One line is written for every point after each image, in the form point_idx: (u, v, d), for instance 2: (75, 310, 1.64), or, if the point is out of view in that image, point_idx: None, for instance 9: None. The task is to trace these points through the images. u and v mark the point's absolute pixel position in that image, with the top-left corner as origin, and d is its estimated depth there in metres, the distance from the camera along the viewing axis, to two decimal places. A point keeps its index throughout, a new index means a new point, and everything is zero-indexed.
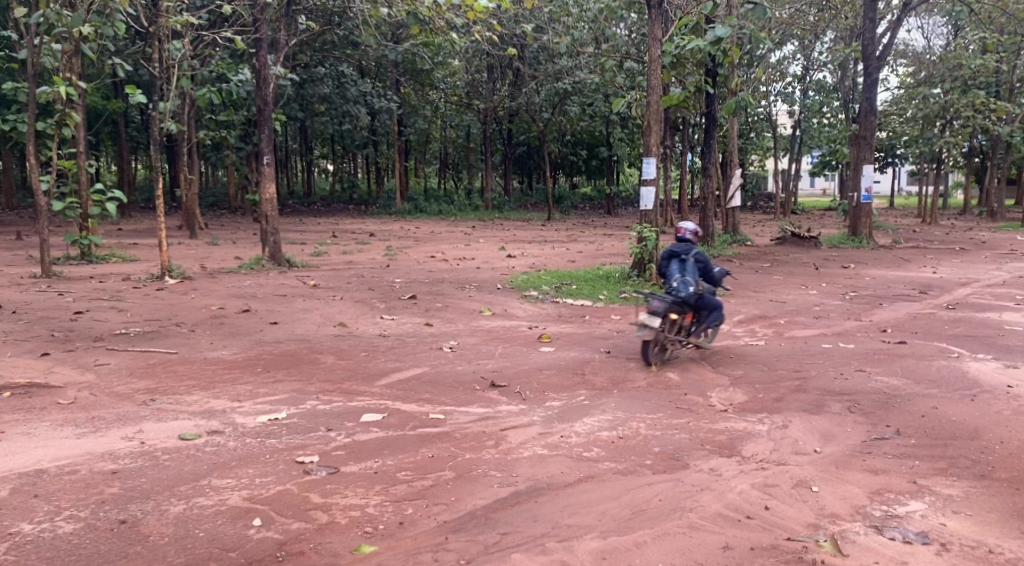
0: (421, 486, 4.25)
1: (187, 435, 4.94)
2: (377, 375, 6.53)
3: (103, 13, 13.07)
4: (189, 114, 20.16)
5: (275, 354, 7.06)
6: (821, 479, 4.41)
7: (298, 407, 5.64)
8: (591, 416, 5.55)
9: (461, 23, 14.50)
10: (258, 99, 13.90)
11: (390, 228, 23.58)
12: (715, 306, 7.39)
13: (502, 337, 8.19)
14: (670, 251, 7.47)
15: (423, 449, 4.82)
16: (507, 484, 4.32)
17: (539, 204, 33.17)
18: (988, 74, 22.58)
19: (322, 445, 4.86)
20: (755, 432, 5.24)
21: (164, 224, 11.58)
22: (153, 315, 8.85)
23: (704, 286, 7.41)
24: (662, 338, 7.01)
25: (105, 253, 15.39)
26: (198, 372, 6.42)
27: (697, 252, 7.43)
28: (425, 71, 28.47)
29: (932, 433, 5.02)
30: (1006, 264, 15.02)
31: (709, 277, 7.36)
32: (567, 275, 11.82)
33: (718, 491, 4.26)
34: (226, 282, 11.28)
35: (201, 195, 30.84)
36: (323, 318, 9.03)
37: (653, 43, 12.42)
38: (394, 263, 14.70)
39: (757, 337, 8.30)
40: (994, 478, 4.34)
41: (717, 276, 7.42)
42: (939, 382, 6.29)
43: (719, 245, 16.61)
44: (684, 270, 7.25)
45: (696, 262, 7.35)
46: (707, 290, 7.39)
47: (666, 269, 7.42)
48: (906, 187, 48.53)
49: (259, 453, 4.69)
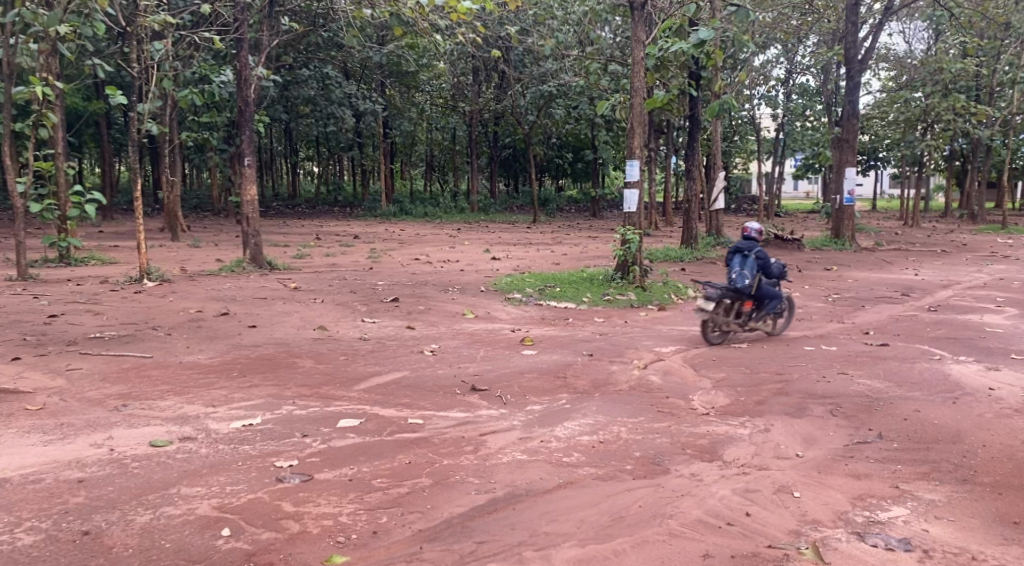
0: (397, 494, 4.17)
1: (157, 442, 4.84)
2: (356, 379, 6.44)
3: (82, 13, 12.88)
4: (171, 116, 19.96)
5: (252, 358, 6.96)
6: (802, 484, 4.36)
7: (274, 413, 5.55)
8: (571, 420, 5.49)
9: (445, 25, 14.43)
10: (240, 100, 13.74)
11: (374, 231, 23.47)
12: (773, 296, 8.37)
13: (484, 340, 8.12)
14: (737, 246, 8.50)
15: (400, 455, 4.74)
16: (484, 491, 4.24)
17: (524, 206, 33.14)
18: (968, 78, 22.73)
19: (297, 451, 4.77)
20: (736, 436, 5.19)
21: (143, 226, 11.42)
22: (130, 318, 8.72)
23: (765, 279, 8.41)
24: (720, 322, 8.13)
25: (84, 255, 15.17)
26: (173, 378, 6.31)
27: (759, 248, 8.42)
28: (410, 73, 28.36)
29: (914, 436, 4.99)
30: (987, 267, 15.12)
31: (768, 272, 8.35)
32: (551, 278, 11.76)
33: (699, 497, 4.21)
34: (205, 285, 11.15)
35: (184, 197, 30.58)
36: (303, 321, 8.93)
37: (637, 45, 12.40)
38: (377, 265, 14.60)
39: (780, 330, 8.76)
40: (977, 482, 4.31)
41: (776, 271, 8.39)
42: (922, 385, 6.26)
43: (703, 247, 16.61)
44: (744, 264, 8.31)
45: (757, 258, 8.33)
46: (766, 282, 8.41)
47: (731, 261, 8.51)
48: (888, 190, 48.86)
49: (232, 460, 4.60)
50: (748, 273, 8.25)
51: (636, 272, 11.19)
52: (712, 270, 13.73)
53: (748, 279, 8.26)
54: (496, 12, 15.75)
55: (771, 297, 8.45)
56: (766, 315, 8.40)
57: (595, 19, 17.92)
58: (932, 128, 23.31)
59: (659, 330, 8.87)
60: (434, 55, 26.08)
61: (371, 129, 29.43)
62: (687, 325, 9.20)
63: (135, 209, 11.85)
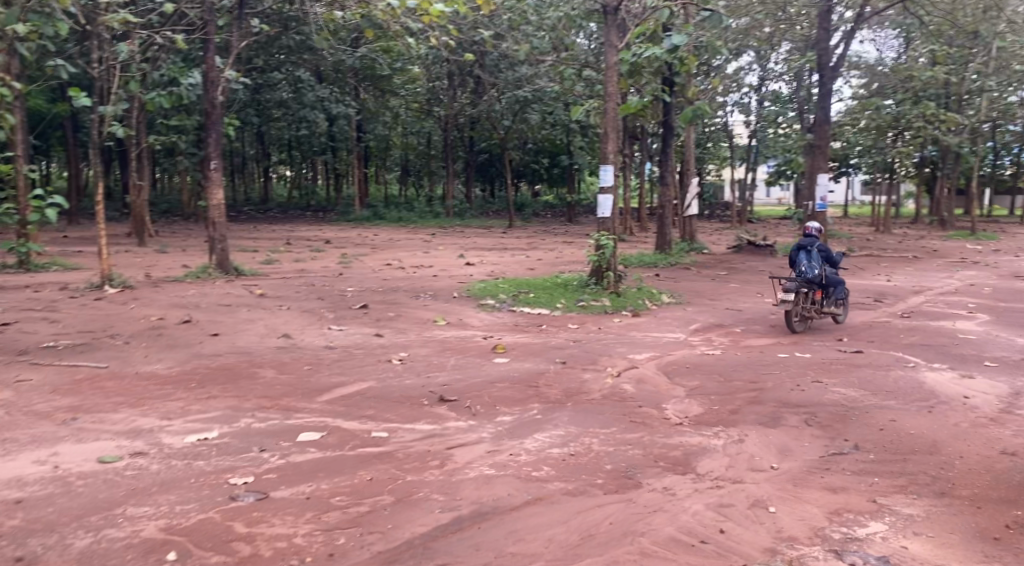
0: (356, 513, 3.98)
1: (105, 458, 4.61)
2: (320, 390, 6.23)
3: (42, 13, 12.50)
4: (138, 118, 19.55)
5: (212, 368, 6.72)
6: (778, 499, 4.22)
7: (232, 426, 5.33)
8: (541, 431, 5.32)
9: (418, 28, 14.24)
10: (207, 104, 13.42)
11: (346, 236, 23.17)
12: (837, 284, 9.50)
13: (454, 348, 7.93)
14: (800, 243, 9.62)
15: (362, 471, 4.55)
16: (449, 509, 4.06)
17: (499, 211, 33.00)
18: (938, 86, 22.94)
19: (253, 468, 4.56)
20: (710, 447, 5.06)
21: (104, 231, 11.10)
22: (87, 326, 8.42)
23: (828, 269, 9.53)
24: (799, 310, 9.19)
25: (46, 261, 14.77)
26: (127, 388, 6.06)
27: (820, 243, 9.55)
28: (384, 77, 28.12)
29: (891, 447, 4.88)
30: (958, 273, 15.20)
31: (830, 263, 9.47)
32: (524, 283, 11.60)
33: (671, 513, 4.06)
34: (169, 291, 10.85)
35: (153, 201, 30.04)
36: (268, 329, 8.69)
37: (611, 50, 12.30)
38: (348, 270, 14.35)
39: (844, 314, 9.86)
40: (955, 496, 4.19)
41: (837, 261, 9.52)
42: (897, 393, 6.17)
43: (678, 253, 16.54)
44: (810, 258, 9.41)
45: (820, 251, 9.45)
46: (830, 272, 9.54)
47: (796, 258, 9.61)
48: (860, 197, 49.34)
49: (183, 477, 4.38)
50: (817, 262, 9.35)
51: (610, 277, 11.06)
52: (687, 276, 13.64)
53: (818, 269, 9.35)
54: (470, 17, 15.60)
55: (836, 284, 9.59)
56: (832, 300, 9.50)
57: (569, 25, 17.84)
58: (903, 135, 23.51)
59: (632, 337, 8.74)
60: (408, 59, 25.89)
61: (345, 134, 29.15)
62: (661, 332, 9.08)
63: (96, 213, 11.52)
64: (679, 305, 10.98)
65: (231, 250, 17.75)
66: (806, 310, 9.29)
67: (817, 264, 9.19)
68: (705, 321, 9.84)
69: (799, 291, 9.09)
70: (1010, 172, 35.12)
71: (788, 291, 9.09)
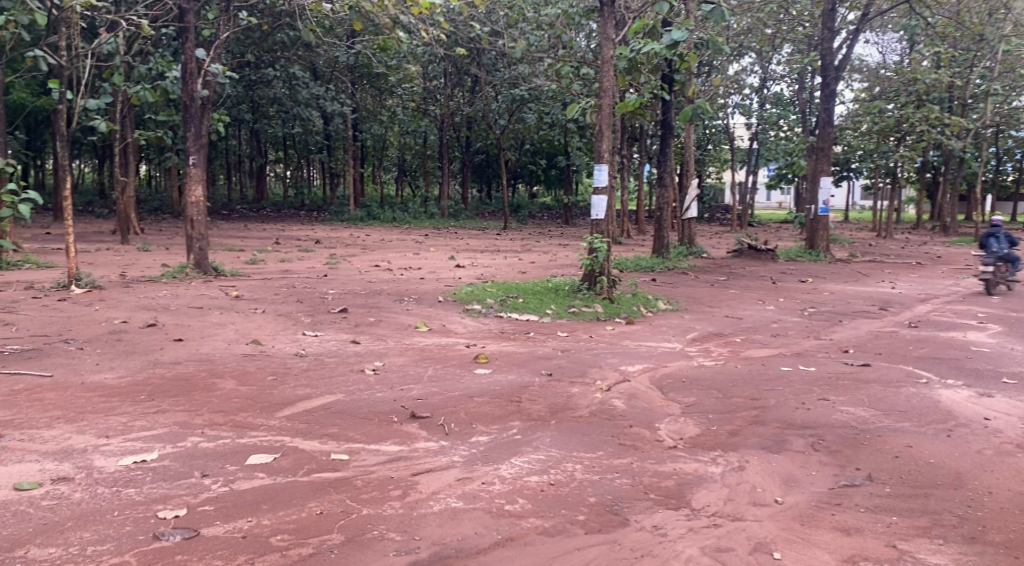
0: (297, 558, 3.48)
1: (23, 485, 4.12)
2: (280, 404, 5.68)
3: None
4: (122, 112, 19.03)
5: (167, 378, 6.19)
6: (783, 542, 3.70)
7: (175, 446, 4.80)
8: (520, 455, 4.79)
9: (411, 23, 13.69)
10: (185, 95, 12.88)
11: (338, 235, 22.61)
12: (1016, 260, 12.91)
13: (433, 357, 7.41)
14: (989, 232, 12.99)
15: (311, 504, 4.01)
16: (405, 553, 3.54)
17: (495, 213, 32.40)
18: (942, 89, 22.42)
19: (190, 497, 4.05)
20: (707, 475, 4.54)
21: (72, 228, 10.54)
22: (44, 329, 7.91)
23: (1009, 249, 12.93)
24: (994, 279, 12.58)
25: (19, 258, 14.21)
26: (67, 402, 5.52)
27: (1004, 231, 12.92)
28: (381, 75, 27.66)
29: (910, 480, 4.35)
30: (964, 280, 14.69)
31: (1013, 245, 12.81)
32: (514, 287, 11.07)
33: (660, 560, 3.55)
34: (140, 292, 10.32)
35: (143, 199, 29.52)
36: (237, 334, 8.15)
37: (607, 43, 11.81)
38: (333, 271, 13.81)
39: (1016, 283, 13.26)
40: (987, 542, 3.67)
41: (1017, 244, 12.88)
42: (912, 414, 5.63)
43: (676, 257, 16.02)
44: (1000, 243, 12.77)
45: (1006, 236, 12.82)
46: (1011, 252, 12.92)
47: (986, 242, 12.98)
48: (861, 201, 48.98)
49: (106, 509, 3.88)
50: (1004, 244, 12.80)
51: (603, 282, 10.53)
52: (685, 282, 13.13)
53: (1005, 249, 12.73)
54: (464, 11, 15.02)
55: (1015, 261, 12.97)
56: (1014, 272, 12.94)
57: (566, 22, 17.30)
58: (905, 139, 23.01)
59: (625, 346, 8.22)
60: (403, 56, 25.34)
61: (340, 131, 28.61)
62: (656, 341, 8.54)
63: (63, 210, 10.97)
64: (676, 312, 10.45)
65: (216, 249, 17.17)
66: (998, 279, 12.74)
67: (1006, 246, 12.62)
68: (703, 330, 9.31)
69: (997, 266, 12.49)
70: (1013, 178, 34.64)
71: (988, 266, 12.53)
